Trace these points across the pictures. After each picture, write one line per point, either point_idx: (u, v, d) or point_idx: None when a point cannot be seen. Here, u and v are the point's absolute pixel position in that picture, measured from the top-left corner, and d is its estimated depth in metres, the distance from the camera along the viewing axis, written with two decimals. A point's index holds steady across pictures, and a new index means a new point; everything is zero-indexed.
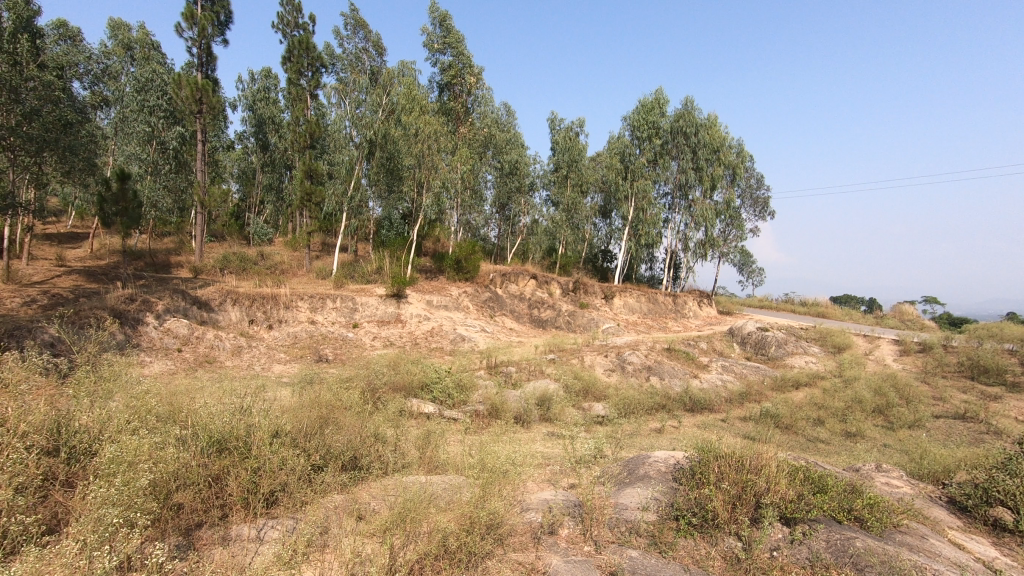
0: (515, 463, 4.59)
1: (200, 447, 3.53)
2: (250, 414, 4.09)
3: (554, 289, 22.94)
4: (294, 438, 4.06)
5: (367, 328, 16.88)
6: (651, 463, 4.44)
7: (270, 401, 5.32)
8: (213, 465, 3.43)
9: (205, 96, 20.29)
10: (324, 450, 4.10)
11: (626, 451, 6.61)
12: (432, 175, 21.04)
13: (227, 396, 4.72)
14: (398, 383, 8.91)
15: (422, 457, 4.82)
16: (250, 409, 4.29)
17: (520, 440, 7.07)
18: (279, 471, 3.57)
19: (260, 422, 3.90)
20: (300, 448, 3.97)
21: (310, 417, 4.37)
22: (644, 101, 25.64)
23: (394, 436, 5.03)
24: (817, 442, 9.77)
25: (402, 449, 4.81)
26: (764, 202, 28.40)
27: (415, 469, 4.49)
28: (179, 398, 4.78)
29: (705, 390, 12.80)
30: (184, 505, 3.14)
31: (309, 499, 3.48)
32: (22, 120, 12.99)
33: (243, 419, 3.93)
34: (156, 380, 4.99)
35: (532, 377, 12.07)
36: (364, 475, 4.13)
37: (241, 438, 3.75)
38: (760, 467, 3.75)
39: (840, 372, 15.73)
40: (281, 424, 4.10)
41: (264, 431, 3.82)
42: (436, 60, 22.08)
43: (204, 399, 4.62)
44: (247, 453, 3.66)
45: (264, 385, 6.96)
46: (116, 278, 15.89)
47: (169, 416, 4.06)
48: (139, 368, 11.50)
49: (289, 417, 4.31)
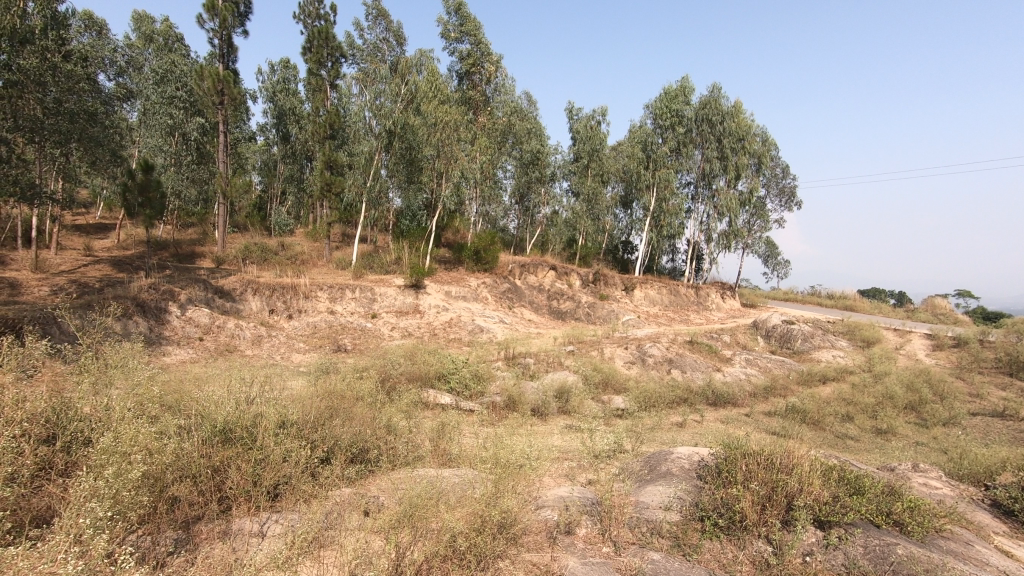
0: (530, 457, 4.43)
1: (202, 437, 3.43)
2: (256, 403, 3.98)
3: (573, 281, 22.68)
4: (301, 428, 3.94)
5: (385, 318, 16.87)
6: (674, 459, 4.21)
7: (282, 391, 5.23)
8: (214, 456, 3.33)
9: (227, 87, 20.41)
10: (330, 442, 3.98)
11: (646, 446, 6.41)
12: (451, 165, 20.86)
13: (235, 385, 4.64)
14: (415, 373, 8.83)
15: (435, 450, 4.69)
16: (257, 397, 4.21)
17: (537, 433, 6.93)
18: (284, 463, 3.46)
19: (266, 411, 3.80)
20: (307, 439, 3.86)
21: (318, 408, 4.25)
22: (668, 89, 25.11)
23: (406, 426, 4.91)
24: (846, 439, 9.45)
25: (415, 441, 4.69)
26: (790, 192, 27.65)
27: (428, 463, 4.37)
28: (190, 387, 4.72)
29: (728, 384, 12.48)
30: (180, 499, 3.03)
31: (314, 493, 3.36)
32: (48, 111, 13.18)
33: (251, 407, 3.83)
34: (166, 370, 4.93)
35: (551, 369, 11.90)
36: (373, 469, 4.02)
37: (246, 427, 3.65)
38: (792, 467, 3.53)
39: (870, 367, 15.22)
40: (288, 413, 3.98)
41: (270, 420, 3.71)
42: (454, 49, 21.82)
43: (212, 388, 4.53)
44: (250, 443, 3.55)
45: (279, 376, 6.93)
46: (141, 268, 16.14)
47: (174, 405, 3.98)
48: (161, 357, 11.62)
49: (296, 407, 4.20)
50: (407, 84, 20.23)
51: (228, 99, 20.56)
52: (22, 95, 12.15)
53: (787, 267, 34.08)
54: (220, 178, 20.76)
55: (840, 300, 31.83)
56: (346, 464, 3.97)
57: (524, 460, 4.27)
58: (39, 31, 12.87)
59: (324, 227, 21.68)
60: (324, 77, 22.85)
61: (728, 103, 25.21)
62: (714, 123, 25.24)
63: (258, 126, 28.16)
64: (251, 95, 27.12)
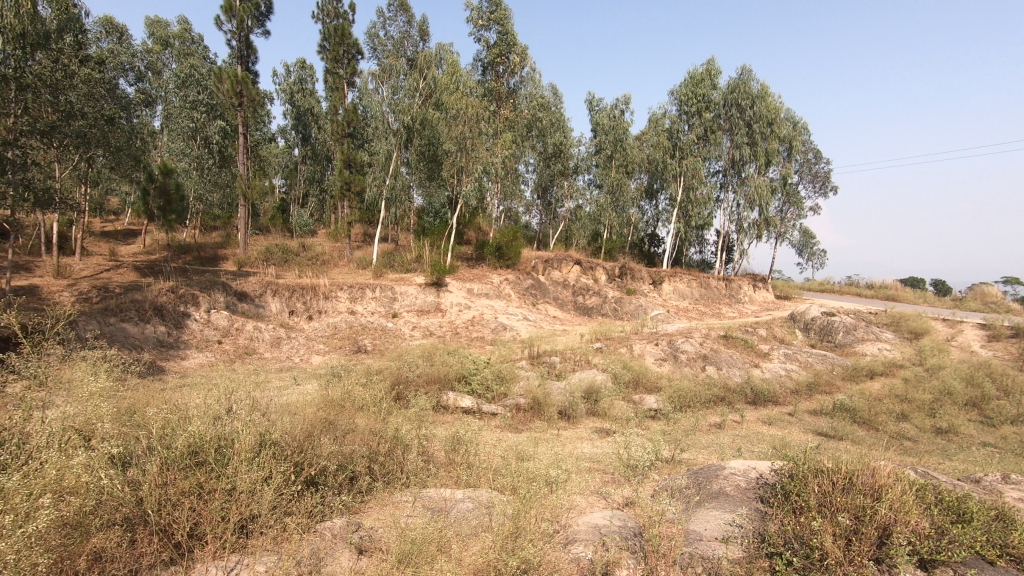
0: (557, 476, 3.89)
1: (164, 460, 3.00)
2: (232, 416, 3.51)
3: (599, 275, 21.94)
4: (285, 448, 3.46)
5: (406, 317, 16.47)
6: (727, 476, 3.56)
7: (279, 401, 4.80)
8: (175, 487, 2.89)
9: (245, 88, 20.21)
10: (318, 465, 3.52)
11: (687, 454, 5.81)
12: (473, 159, 20.30)
13: (225, 395, 4.21)
14: (434, 374, 8.22)
15: (449, 467, 4.21)
16: (241, 409, 3.78)
17: (564, 440, 6.40)
18: (258, 492, 3.00)
19: (244, 427, 3.34)
20: (291, 462, 3.39)
21: (307, 423, 3.77)
22: (693, 73, 24.15)
23: (415, 436, 4.43)
24: (903, 440, 8.66)
25: (425, 457, 4.20)
26: (825, 177, 26.38)
27: (440, 482, 3.88)
28: (166, 398, 4.25)
29: (769, 381, 11.71)
30: (111, 550, 2.57)
31: (292, 532, 2.90)
32: (63, 117, 13.00)
33: (228, 424, 3.39)
34: (138, 386, 4.45)
35: (578, 368, 11.25)
36: (370, 494, 3.56)
37: (219, 447, 3.21)
38: (878, 491, 2.88)
39: (921, 360, 14.21)
40: (270, 429, 3.49)
41: (244, 440, 3.23)
42: (480, 36, 21.17)
43: (189, 398, 4.06)
44: (218, 469, 3.08)
45: (282, 386, 6.49)
46: (162, 272, 16.02)
47: (146, 412, 3.55)
48: (177, 363, 11.39)
49: (282, 421, 3.74)
50: (426, 78, 19.76)
51: (247, 101, 20.35)
52: (36, 100, 11.93)
53: (823, 257, 32.67)
54: (240, 181, 20.67)
55: (881, 289, 30.43)
56: (336, 490, 3.50)
57: (548, 483, 3.75)
58: (55, 35, 12.72)
59: (344, 226, 21.41)
60: (341, 75, 22.51)
61: (756, 85, 24.15)
62: (744, 107, 24.16)
63: (278, 129, 28.10)
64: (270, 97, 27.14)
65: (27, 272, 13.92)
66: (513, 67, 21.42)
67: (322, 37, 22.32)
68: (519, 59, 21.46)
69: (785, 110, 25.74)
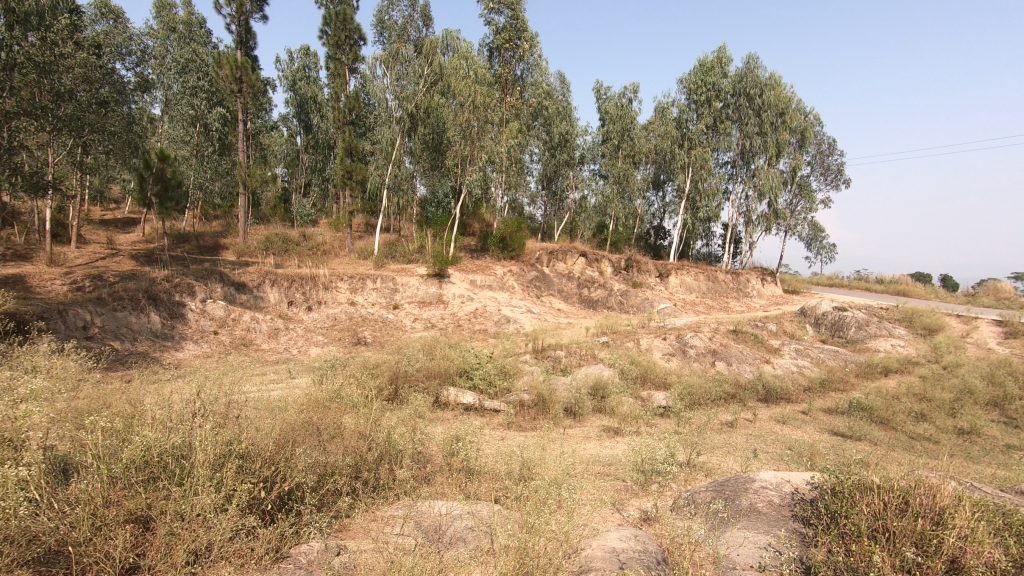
0: (568, 490, 3.53)
1: (109, 475, 2.62)
2: (193, 424, 3.12)
3: (605, 267, 21.51)
4: (254, 461, 3.08)
5: (407, 309, 16.10)
6: (758, 490, 3.16)
7: (259, 402, 4.45)
8: (116, 510, 2.51)
9: (245, 74, 19.67)
10: (293, 478, 3.16)
11: (703, 458, 5.46)
12: (478, 148, 19.83)
13: (197, 393, 3.84)
14: (434, 370, 7.76)
15: (443, 478, 3.85)
16: (209, 414, 3.41)
17: (570, 441, 6.05)
18: (217, 518, 2.62)
19: (206, 436, 2.96)
20: (260, 478, 3.02)
21: (280, 434, 3.40)
22: (703, 61, 23.55)
23: (407, 441, 4.07)
24: (924, 441, 8.28)
25: (416, 467, 3.86)
26: (837, 169, 25.59)
27: (434, 494, 3.55)
28: (129, 394, 3.87)
29: (781, 377, 11.31)
30: None
31: (252, 568, 2.53)
32: (55, 100, 12.59)
33: (189, 430, 3.01)
34: (101, 384, 4.08)
35: (584, 363, 10.87)
36: (352, 511, 3.20)
37: (175, 460, 2.83)
38: (941, 515, 2.49)
39: (937, 357, 13.78)
40: (237, 438, 3.11)
41: (203, 453, 2.84)
42: (490, 19, 20.61)
43: (150, 400, 3.67)
44: (171, 487, 2.70)
45: (271, 385, 6.14)
46: (158, 261, 15.67)
47: (100, 414, 3.17)
48: (171, 355, 11.07)
49: (254, 427, 3.36)
50: (431, 64, 19.40)
51: (246, 87, 19.81)
52: (25, 81, 11.52)
53: (832, 251, 32.08)
54: (240, 168, 20.25)
55: (892, 285, 29.90)
56: (313, 508, 3.14)
57: (557, 498, 3.40)
58: (47, 14, 12.25)
59: (345, 216, 21.00)
60: (343, 60, 21.96)
61: (766, 74, 23.57)
62: (753, 97, 23.62)
63: (280, 117, 27.64)
64: (273, 83, 26.69)
65: (19, 260, 13.59)
66: (522, 53, 20.87)
67: (324, 22, 21.80)
68: (528, 45, 20.91)
69: (796, 100, 25.12)
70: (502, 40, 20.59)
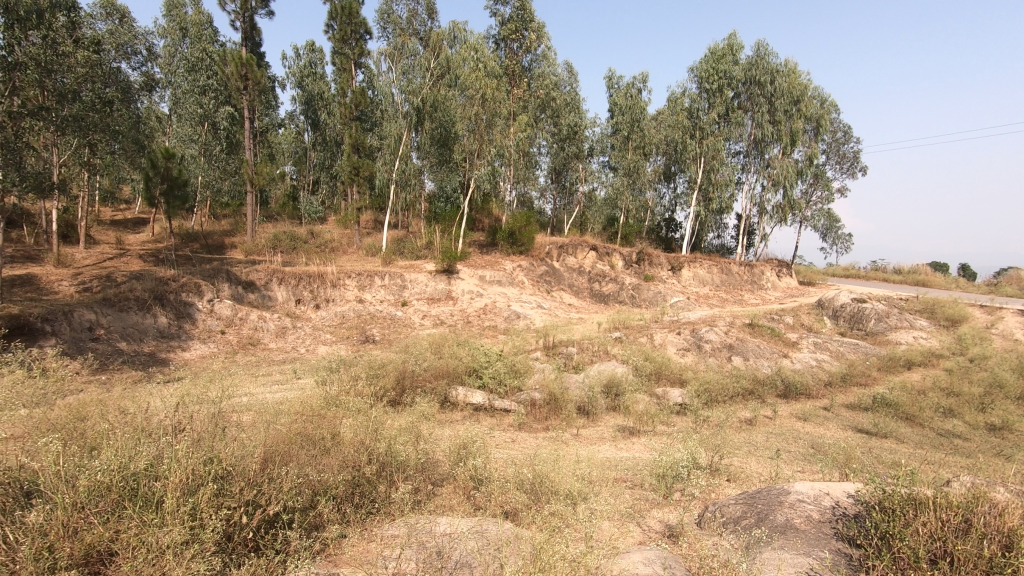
0: (589, 509, 3.28)
1: (66, 504, 2.37)
2: (166, 444, 2.87)
3: (616, 261, 21.17)
4: (234, 484, 2.83)
5: (416, 306, 15.90)
6: (794, 504, 2.89)
7: (252, 412, 4.22)
8: (75, 545, 2.26)
9: (251, 71, 19.43)
10: (279, 500, 2.91)
11: (725, 461, 5.16)
12: (486, 142, 19.54)
13: (184, 402, 3.61)
14: (442, 369, 7.51)
15: (445, 495, 3.60)
16: (191, 429, 3.18)
17: (583, 444, 5.79)
18: (188, 551, 2.36)
19: (180, 456, 2.72)
20: (241, 501, 2.77)
21: (265, 451, 3.15)
22: (714, 49, 23.00)
23: (408, 452, 3.83)
24: (953, 439, 7.94)
25: (415, 483, 3.61)
26: (853, 157, 24.99)
27: (437, 511, 3.33)
28: (111, 404, 3.65)
29: (800, 372, 10.95)
30: None
31: None
32: (57, 100, 12.46)
33: (161, 451, 2.76)
34: (82, 396, 3.87)
35: (596, 360, 10.59)
36: (345, 535, 2.94)
37: (145, 484, 2.59)
38: (1011, 537, 2.23)
39: (963, 349, 13.32)
40: (214, 456, 2.85)
41: (173, 477, 2.59)
42: (496, 11, 20.25)
43: (129, 411, 3.45)
44: (136, 516, 2.44)
45: (273, 392, 5.93)
46: (165, 260, 15.56)
47: (69, 432, 2.95)
48: (178, 355, 10.94)
49: (235, 444, 3.11)
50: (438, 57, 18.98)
51: (252, 84, 19.58)
52: (26, 81, 11.36)
53: (849, 242, 31.42)
54: (247, 167, 20.06)
55: (911, 275, 29.20)
56: (301, 532, 2.89)
57: (574, 516, 3.17)
58: (48, 13, 12.08)
59: (353, 212, 20.79)
60: (348, 55, 21.67)
61: (778, 61, 23.02)
62: (764, 84, 23.07)
63: (286, 114, 27.47)
64: (279, 81, 26.57)
65: (27, 262, 13.52)
66: (529, 44, 20.48)
67: (329, 16, 21.52)
68: (535, 36, 20.52)
69: (811, 88, 24.52)
70: (509, 31, 20.23)
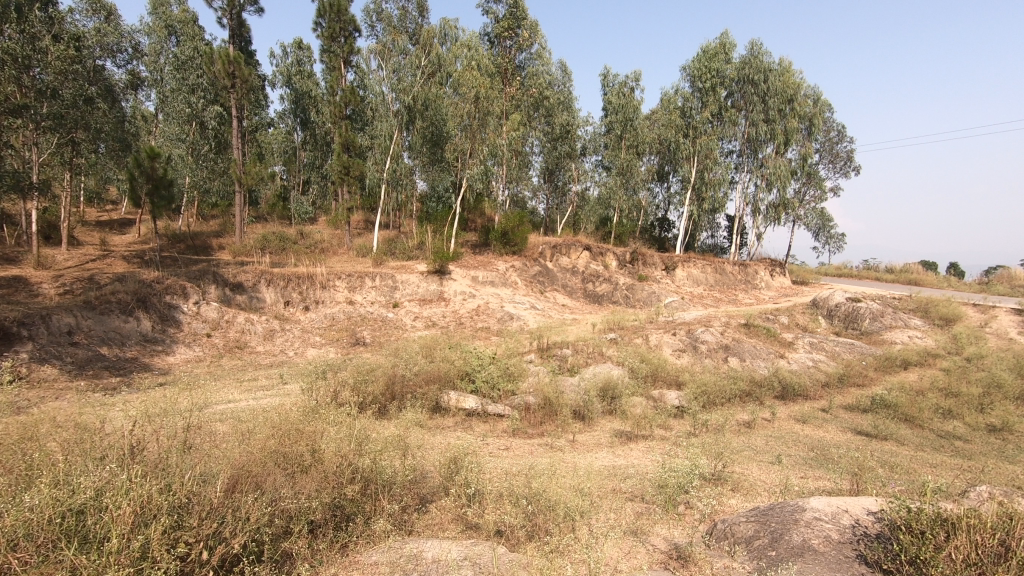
0: (591, 533, 3.08)
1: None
2: (118, 470, 2.63)
3: (609, 261, 21.00)
4: (194, 515, 2.59)
5: (408, 307, 15.64)
6: (811, 522, 2.74)
7: (224, 425, 3.98)
8: None
9: (238, 69, 19.02)
10: (245, 529, 2.68)
11: (729, 468, 4.95)
12: (478, 141, 19.32)
13: (146, 417, 3.37)
14: (434, 373, 7.28)
15: (433, 517, 3.39)
16: (149, 453, 2.94)
17: (580, 451, 5.58)
18: None
19: (133, 485, 2.48)
20: (202, 531, 2.54)
21: (229, 476, 2.91)
22: (706, 47, 22.87)
23: (393, 469, 3.62)
24: (954, 440, 7.80)
25: (398, 502, 3.43)
26: (847, 156, 24.99)
27: (424, 537, 3.14)
28: (68, 419, 3.39)
29: (797, 373, 10.80)
30: None
31: None
32: (36, 97, 12.07)
33: (111, 479, 2.52)
34: (39, 410, 3.61)
35: (591, 362, 10.39)
36: (319, 569, 2.72)
37: (91, 519, 2.35)
38: None
39: (959, 349, 13.24)
40: (169, 485, 2.61)
41: (121, 510, 2.35)
42: (488, 8, 20.01)
43: (84, 425, 3.21)
44: (75, 557, 2.20)
45: (254, 404, 5.66)
46: (150, 262, 15.20)
47: (15, 456, 2.71)
48: (161, 360, 10.63)
49: (198, 468, 2.88)
50: (429, 54, 18.89)
51: (240, 82, 19.19)
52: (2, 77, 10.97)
53: (841, 241, 31.43)
54: (235, 166, 19.64)
55: (903, 273, 29.26)
56: (269, 567, 2.66)
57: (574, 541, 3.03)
58: (25, 6, 11.68)
59: (343, 213, 20.47)
60: (338, 53, 21.33)
61: (771, 60, 22.96)
62: (758, 83, 22.98)
63: (275, 113, 27.07)
64: (267, 79, 26.19)
65: (6, 264, 13.14)
66: (522, 42, 20.27)
67: (317, 14, 21.20)
68: (528, 34, 20.33)
69: (804, 86, 24.47)
70: (502, 29, 20.01)
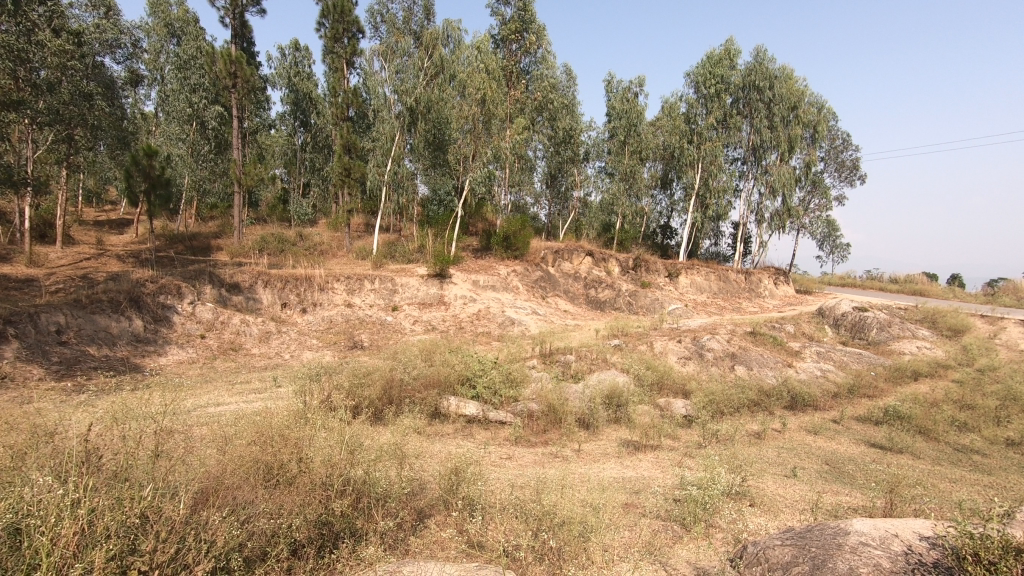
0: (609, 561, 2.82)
1: None
2: (66, 484, 2.36)
3: (612, 267, 20.74)
4: (151, 535, 2.32)
5: (407, 311, 15.35)
6: (858, 549, 2.47)
7: (203, 431, 3.70)
8: None
9: (240, 69, 18.77)
10: (209, 550, 2.41)
11: (750, 484, 4.64)
12: (481, 143, 19.09)
13: (112, 422, 3.12)
14: (433, 378, 6.99)
15: (431, 537, 3.12)
16: (108, 464, 2.67)
17: (587, 461, 5.28)
18: None
19: (80, 503, 2.22)
20: (161, 551, 2.28)
21: (196, 491, 2.64)
22: (711, 54, 22.70)
23: (388, 480, 3.34)
24: (972, 455, 7.50)
25: (392, 520, 3.14)
26: (852, 165, 24.82)
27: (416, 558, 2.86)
28: (27, 421, 3.14)
29: (806, 383, 10.51)
30: None
31: None
32: (32, 91, 11.82)
33: (57, 496, 2.25)
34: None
35: (595, 368, 10.09)
36: None
37: (30, 540, 2.09)
38: None
39: (970, 360, 12.91)
40: (123, 502, 2.34)
41: (60, 533, 2.08)
42: (495, 10, 19.87)
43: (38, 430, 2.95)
44: None
45: (244, 409, 5.39)
46: (145, 261, 14.93)
47: None
48: (152, 361, 10.32)
49: (162, 483, 2.61)
50: (432, 56, 18.80)
51: (241, 82, 18.95)
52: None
53: (846, 250, 31.16)
54: (234, 166, 19.35)
55: (907, 284, 29.00)
56: None
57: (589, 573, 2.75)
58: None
59: (344, 215, 20.20)
60: (341, 54, 21.09)
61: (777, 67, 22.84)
62: (763, 90, 22.84)
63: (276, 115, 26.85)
64: (269, 80, 26.06)
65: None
66: (528, 45, 20.13)
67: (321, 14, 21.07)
68: (534, 38, 20.20)
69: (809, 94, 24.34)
70: (508, 31, 19.90)
